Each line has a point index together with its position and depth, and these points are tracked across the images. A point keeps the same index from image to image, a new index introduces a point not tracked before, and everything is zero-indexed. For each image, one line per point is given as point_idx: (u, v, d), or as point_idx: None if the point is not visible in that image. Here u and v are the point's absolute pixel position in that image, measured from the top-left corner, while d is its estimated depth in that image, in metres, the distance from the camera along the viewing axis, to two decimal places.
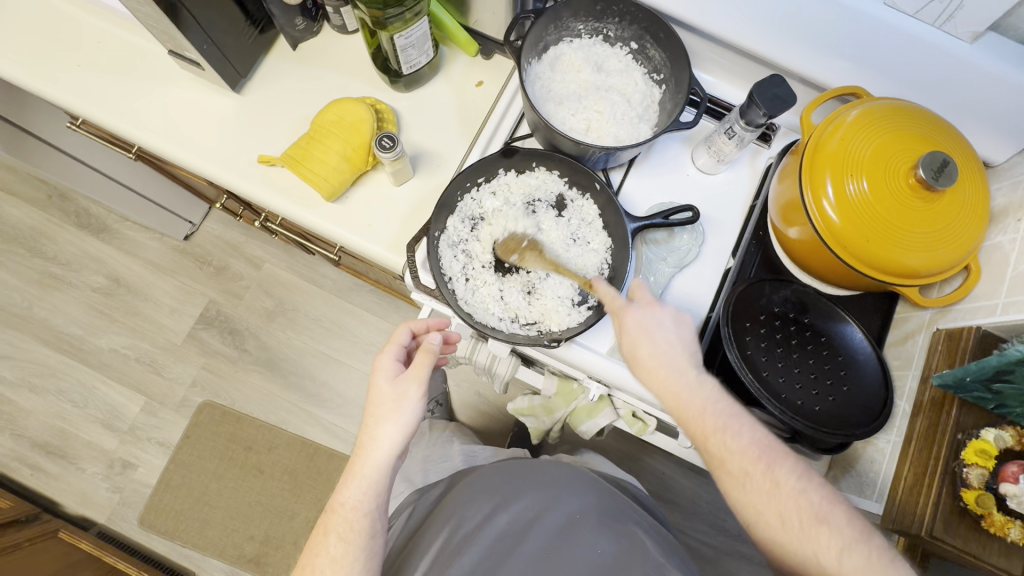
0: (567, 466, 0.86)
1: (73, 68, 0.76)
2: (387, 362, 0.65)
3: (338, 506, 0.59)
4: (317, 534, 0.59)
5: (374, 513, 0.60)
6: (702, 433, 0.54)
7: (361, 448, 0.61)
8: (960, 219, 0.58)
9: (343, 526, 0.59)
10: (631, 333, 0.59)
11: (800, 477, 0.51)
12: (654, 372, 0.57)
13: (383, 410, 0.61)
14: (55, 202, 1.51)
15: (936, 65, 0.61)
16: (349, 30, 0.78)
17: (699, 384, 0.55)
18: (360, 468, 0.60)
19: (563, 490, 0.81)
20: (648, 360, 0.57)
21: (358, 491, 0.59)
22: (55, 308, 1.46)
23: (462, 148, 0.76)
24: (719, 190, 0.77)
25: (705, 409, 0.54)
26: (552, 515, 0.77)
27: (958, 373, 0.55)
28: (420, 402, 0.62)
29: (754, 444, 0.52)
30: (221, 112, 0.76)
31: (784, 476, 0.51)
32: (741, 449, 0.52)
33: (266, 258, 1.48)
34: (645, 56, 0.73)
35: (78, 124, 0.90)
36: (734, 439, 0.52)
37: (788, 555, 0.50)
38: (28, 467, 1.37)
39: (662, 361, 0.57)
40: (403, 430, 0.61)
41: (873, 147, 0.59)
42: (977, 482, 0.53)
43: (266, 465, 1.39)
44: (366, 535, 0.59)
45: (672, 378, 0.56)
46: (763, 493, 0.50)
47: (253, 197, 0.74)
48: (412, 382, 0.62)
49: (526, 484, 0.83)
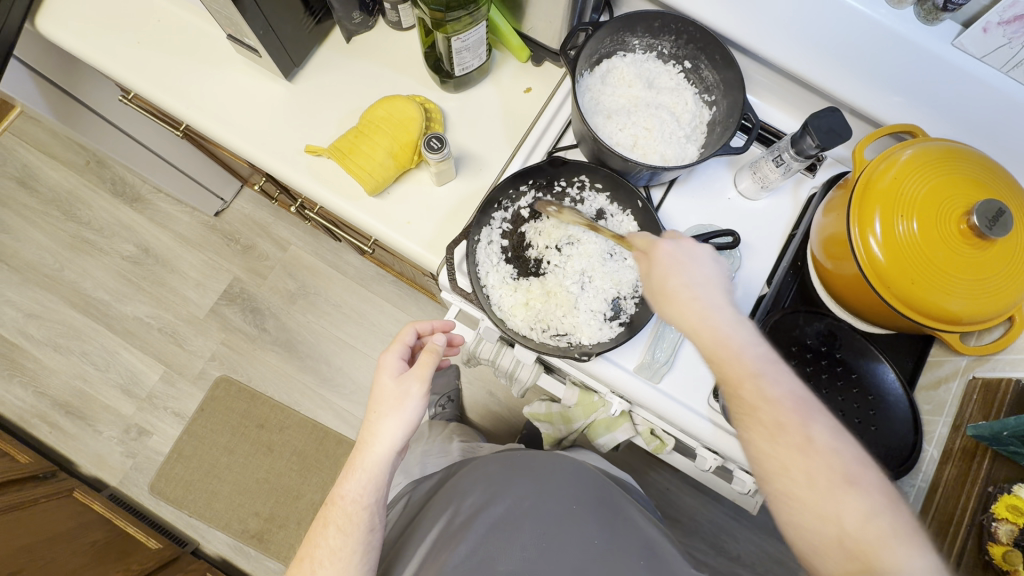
0: (569, 461, 0.83)
1: (133, 44, 0.77)
2: (391, 360, 0.65)
3: (338, 499, 0.60)
4: (316, 525, 0.60)
5: (372, 507, 0.60)
6: (740, 376, 0.47)
7: (362, 444, 0.61)
8: (1011, 269, 0.57)
9: (343, 519, 0.59)
10: (667, 269, 0.54)
11: (833, 436, 0.45)
12: (687, 308, 0.51)
13: (385, 406, 0.61)
14: (93, 168, 1.54)
15: (999, 112, 0.60)
16: (404, 27, 0.79)
17: (743, 325, 0.50)
18: (360, 462, 0.60)
19: (565, 485, 0.77)
20: (685, 297, 0.52)
21: (357, 485, 0.59)
22: (84, 271, 1.49)
23: (506, 153, 0.77)
24: (759, 216, 0.76)
25: (745, 350, 0.48)
26: (554, 509, 0.73)
27: (995, 427, 0.54)
28: (422, 399, 0.62)
29: (791, 394, 0.46)
30: (271, 98, 0.77)
31: (818, 432, 0.45)
32: (776, 398, 0.46)
33: (293, 241, 1.50)
34: (698, 76, 0.73)
35: (130, 98, 0.91)
36: (770, 387, 0.46)
37: (806, 522, 0.44)
38: (47, 424, 1.41)
39: (698, 297, 0.51)
40: (404, 426, 0.61)
41: (927, 188, 0.58)
42: (1006, 537, 0.52)
43: (276, 444, 1.41)
44: (364, 528, 0.59)
45: (713, 315, 0.50)
46: (785, 443, 0.45)
47: (296, 185, 0.75)
48: (415, 380, 0.63)
49: (524, 475, 0.79)
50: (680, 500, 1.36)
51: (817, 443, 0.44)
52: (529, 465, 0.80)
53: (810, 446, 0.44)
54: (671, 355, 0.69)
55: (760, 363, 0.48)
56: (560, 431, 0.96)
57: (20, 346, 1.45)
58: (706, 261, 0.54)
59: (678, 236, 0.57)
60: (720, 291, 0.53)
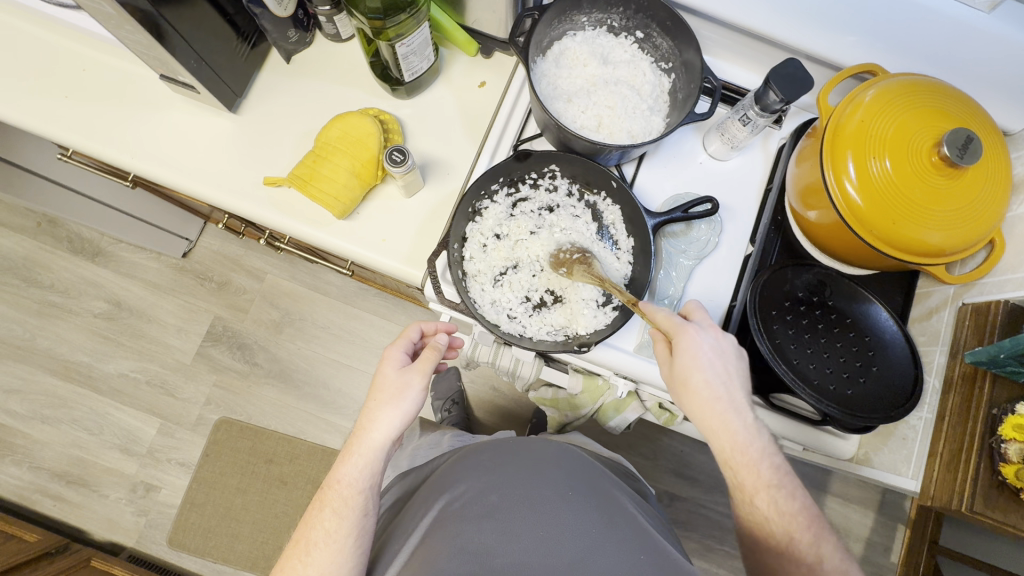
0: (557, 445, 0.77)
1: (61, 98, 0.73)
2: (394, 354, 0.66)
3: (335, 482, 0.60)
4: (313, 508, 0.60)
5: (368, 490, 0.61)
6: (754, 486, 0.56)
7: (360, 431, 0.62)
8: (983, 192, 0.57)
9: (339, 501, 0.59)
10: (690, 368, 0.58)
11: (842, 557, 0.54)
12: (707, 409, 0.57)
13: (385, 395, 0.62)
14: (46, 229, 1.46)
15: (952, 38, 0.61)
16: (343, 38, 0.75)
17: (758, 435, 0.57)
18: (358, 447, 0.61)
19: (562, 467, 0.71)
20: (706, 398, 0.57)
21: (353, 468, 0.60)
22: (58, 337, 1.44)
23: (470, 153, 0.75)
24: (732, 176, 0.76)
25: (760, 461, 0.56)
26: (549, 496, 0.65)
27: (992, 351, 0.56)
28: (422, 393, 0.63)
29: (804, 511, 0.55)
30: (219, 134, 0.73)
31: (828, 552, 0.54)
32: (789, 513, 0.55)
33: (268, 270, 1.47)
34: (652, 45, 0.71)
35: (71, 155, 0.87)
36: (785, 501, 0.55)
37: None
38: (50, 498, 1.37)
39: (717, 402, 0.57)
40: (402, 417, 0.62)
41: (895, 125, 0.58)
42: (1015, 456, 0.57)
43: (289, 476, 1.39)
44: (359, 511, 0.59)
45: (730, 422, 0.57)
46: (797, 559, 0.54)
47: (261, 220, 0.72)
48: (416, 373, 0.63)
49: (518, 460, 0.71)
50: (696, 460, 1.38)
51: (827, 563, 0.53)
52: (523, 452, 0.73)
53: (820, 565, 0.53)
54: None
55: (772, 477, 0.56)
56: (566, 415, 0.94)
57: (6, 424, 1.40)
58: (729, 356, 0.59)
59: (703, 322, 0.60)
60: (737, 386, 0.58)
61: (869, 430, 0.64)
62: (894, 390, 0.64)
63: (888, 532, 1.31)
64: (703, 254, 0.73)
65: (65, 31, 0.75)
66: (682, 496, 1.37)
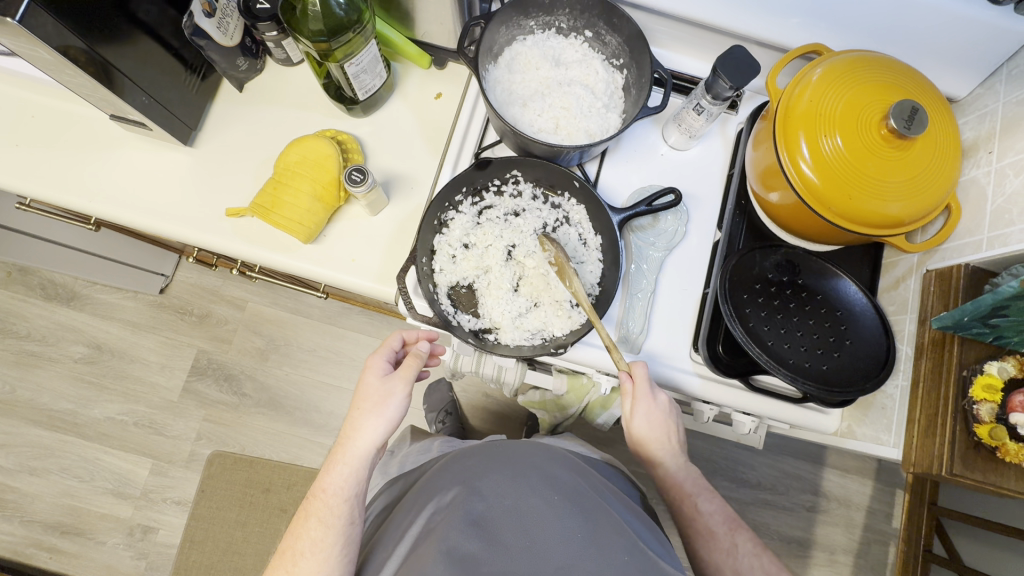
0: (545, 449, 0.76)
1: (11, 147, 0.72)
2: (376, 362, 0.66)
3: (320, 491, 0.62)
4: (299, 518, 0.61)
5: (354, 498, 0.62)
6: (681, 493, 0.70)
7: (344, 439, 0.63)
8: (933, 160, 0.58)
9: (325, 510, 0.61)
10: (650, 432, 0.68)
11: (755, 546, 0.66)
12: (644, 436, 0.68)
13: (368, 403, 0.63)
14: (17, 278, 1.43)
15: (891, 12, 0.62)
16: (294, 62, 0.75)
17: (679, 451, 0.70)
18: (342, 456, 0.62)
19: (550, 471, 0.71)
20: (642, 429, 0.68)
21: (339, 477, 0.62)
22: (39, 386, 1.41)
23: (432, 165, 0.75)
24: (694, 164, 0.76)
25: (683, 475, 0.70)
26: (535, 503, 0.65)
27: (956, 315, 0.56)
28: (405, 400, 0.64)
29: (720, 509, 0.69)
30: (175, 168, 0.73)
31: (744, 541, 0.67)
32: (708, 510, 0.69)
33: (248, 298, 1.45)
34: (602, 43, 0.72)
35: (29, 204, 0.85)
36: (705, 504, 0.69)
37: None
38: (46, 550, 1.35)
39: (673, 455, 0.70)
40: (385, 424, 0.63)
41: (844, 102, 0.59)
42: (987, 415, 0.57)
43: (291, 503, 1.32)
44: (345, 521, 0.61)
45: (660, 446, 0.69)
46: (718, 546, 0.67)
47: (225, 251, 0.72)
48: (399, 381, 0.64)
49: (507, 464, 0.71)
50: (693, 447, 1.39)
51: (741, 546, 0.66)
52: (511, 453, 0.73)
53: (736, 549, 0.66)
54: (644, 324, 0.71)
55: (696, 486, 0.70)
56: (555, 417, 0.93)
57: None
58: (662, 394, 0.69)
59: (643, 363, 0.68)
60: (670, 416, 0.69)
61: (848, 403, 0.64)
62: (868, 361, 0.64)
63: (886, 499, 1.35)
64: (672, 245, 0.73)
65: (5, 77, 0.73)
66: None
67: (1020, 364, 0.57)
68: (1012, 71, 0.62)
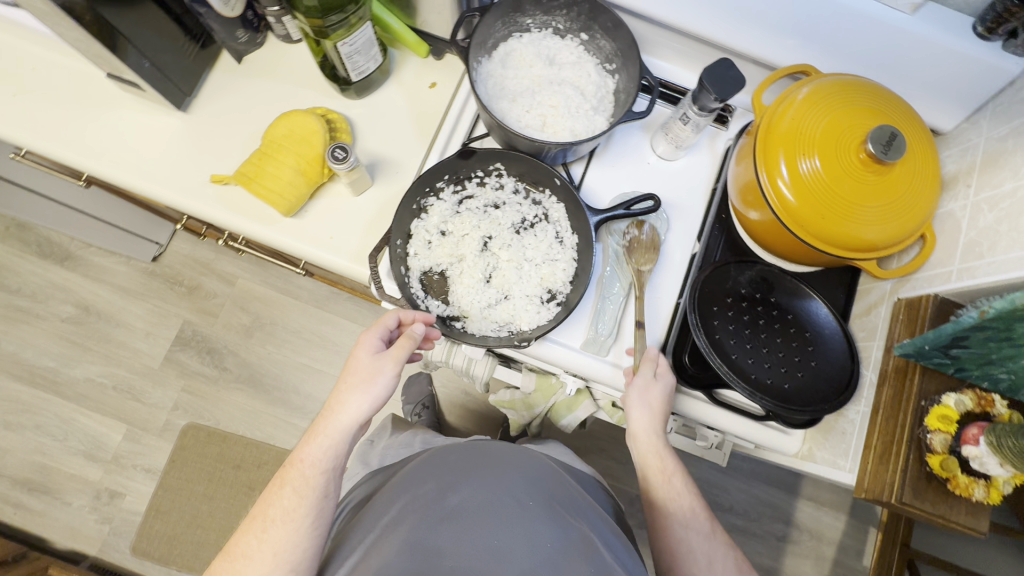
0: (526, 453, 0.76)
1: (10, 97, 0.73)
2: (369, 338, 0.63)
3: (297, 461, 0.60)
4: (274, 485, 0.60)
5: (331, 472, 0.61)
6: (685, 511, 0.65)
7: (327, 412, 0.61)
8: (910, 188, 0.59)
9: (300, 480, 0.59)
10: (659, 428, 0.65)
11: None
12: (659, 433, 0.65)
13: (355, 378, 0.61)
14: (14, 233, 1.45)
15: (882, 40, 0.63)
16: (294, 39, 0.76)
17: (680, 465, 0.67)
18: (324, 429, 0.61)
19: (529, 475, 0.70)
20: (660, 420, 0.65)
21: (318, 450, 0.60)
22: (24, 341, 1.42)
23: (420, 152, 0.76)
24: (679, 175, 0.77)
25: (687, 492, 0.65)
26: (509, 502, 0.64)
27: (918, 343, 0.56)
28: (393, 379, 0.62)
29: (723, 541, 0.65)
30: (168, 132, 0.74)
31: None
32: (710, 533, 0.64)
33: (239, 274, 1.46)
34: (597, 46, 0.72)
35: (23, 154, 0.87)
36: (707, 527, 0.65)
37: None
38: (11, 505, 1.35)
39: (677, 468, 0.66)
40: (370, 402, 0.61)
41: (824, 124, 0.59)
42: (941, 446, 0.57)
43: (257, 482, 1.37)
44: (319, 494, 0.60)
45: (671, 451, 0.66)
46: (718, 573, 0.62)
47: (208, 217, 0.72)
48: (389, 360, 0.61)
49: (487, 466, 0.70)
50: None
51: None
52: (491, 455, 0.73)
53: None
54: (614, 327, 0.71)
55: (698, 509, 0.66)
56: (523, 417, 0.92)
57: None
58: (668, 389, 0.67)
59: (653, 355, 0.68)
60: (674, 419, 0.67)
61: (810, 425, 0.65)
62: (830, 383, 0.64)
63: (858, 536, 1.33)
64: (649, 251, 0.73)
65: (11, 29, 0.74)
66: None
67: (978, 399, 0.57)
68: (996, 109, 0.63)
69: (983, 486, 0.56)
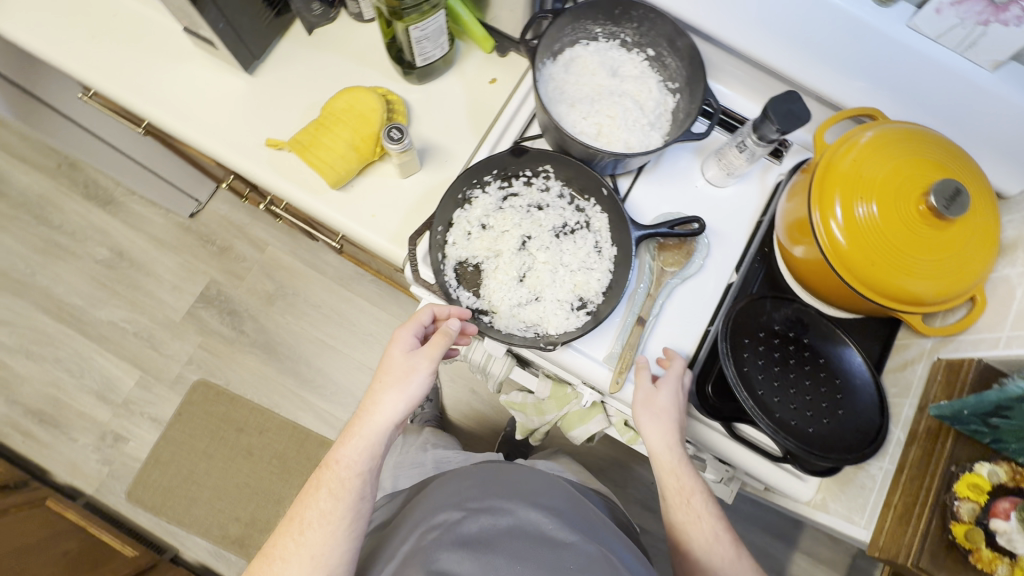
0: (547, 478, 0.75)
1: (89, 39, 0.76)
2: (404, 336, 0.63)
3: (332, 463, 0.60)
4: (310, 488, 0.60)
5: (366, 474, 0.60)
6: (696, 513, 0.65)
7: (362, 413, 0.61)
8: (967, 247, 0.57)
9: (336, 483, 0.59)
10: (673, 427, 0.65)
11: None
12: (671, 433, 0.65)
13: (391, 377, 0.61)
14: (66, 171, 1.51)
15: (957, 95, 0.61)
16: (365, 18, 0.78)
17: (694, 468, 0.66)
18: (359, 429, 0.61)
19: (550, 502, 0.69)
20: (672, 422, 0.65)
21: (353, 450, 0.60)
22: (57, 276, 1.47)
23: (471, 144, 0.76)
24: (726, 202, 0.76)
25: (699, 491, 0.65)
26: (531, 530, 0.63)
27: (956, 407, 0.55)
28: (429, 378, 0.61)
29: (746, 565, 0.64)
30: (231, 92, 0.76)
31: None
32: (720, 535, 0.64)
33: (270, 241, 1.49)
34: (661, 64, 0.73)
35: (91, 95, 0.90)
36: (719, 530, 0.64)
37: None
38: (19, 433, 1.39)
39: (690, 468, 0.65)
40: (406, 401, 0.60)
41: (887, 170, 0.58)
42: (967, 515, 0.55)
43: (256, 448, 1.39)
44: (354, 495, 0.60)
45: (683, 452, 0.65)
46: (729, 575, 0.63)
47: (259, 179, 0.74)
48: (424, 359, 0.61)
49: (509, 493, 0.70)
50: None
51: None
52: (512, 480, 0.73)
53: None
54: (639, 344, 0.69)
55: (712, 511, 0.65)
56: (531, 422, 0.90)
57: None
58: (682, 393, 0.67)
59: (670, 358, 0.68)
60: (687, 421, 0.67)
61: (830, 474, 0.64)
62: (856, 435, 0.63)
63: None
64: (685, 274, 0.72)
65: None
66: (647, 530, 1.34)
67: (1013, 473, 0.53)
68: None
69: (1009, 565, 0.53)
